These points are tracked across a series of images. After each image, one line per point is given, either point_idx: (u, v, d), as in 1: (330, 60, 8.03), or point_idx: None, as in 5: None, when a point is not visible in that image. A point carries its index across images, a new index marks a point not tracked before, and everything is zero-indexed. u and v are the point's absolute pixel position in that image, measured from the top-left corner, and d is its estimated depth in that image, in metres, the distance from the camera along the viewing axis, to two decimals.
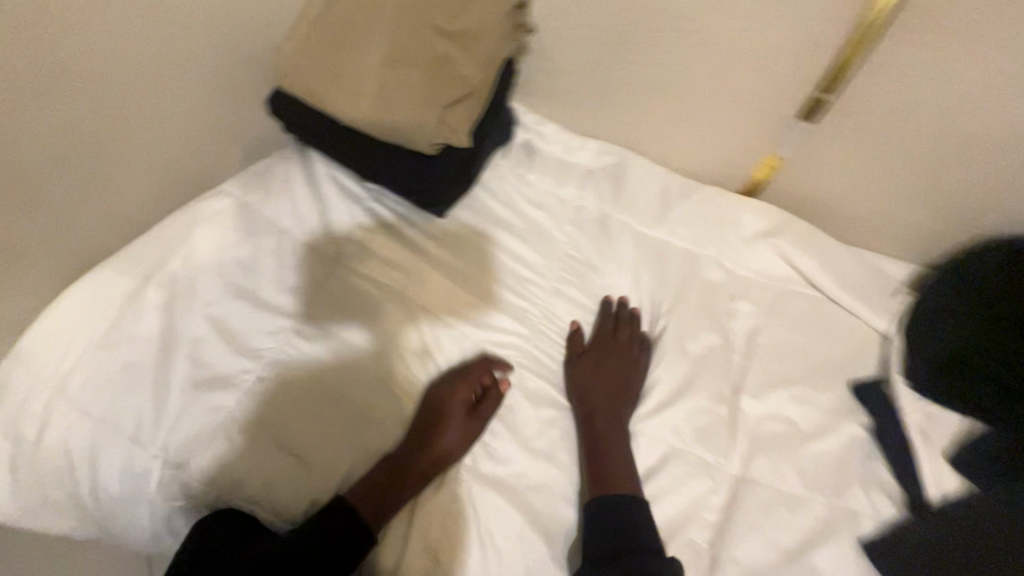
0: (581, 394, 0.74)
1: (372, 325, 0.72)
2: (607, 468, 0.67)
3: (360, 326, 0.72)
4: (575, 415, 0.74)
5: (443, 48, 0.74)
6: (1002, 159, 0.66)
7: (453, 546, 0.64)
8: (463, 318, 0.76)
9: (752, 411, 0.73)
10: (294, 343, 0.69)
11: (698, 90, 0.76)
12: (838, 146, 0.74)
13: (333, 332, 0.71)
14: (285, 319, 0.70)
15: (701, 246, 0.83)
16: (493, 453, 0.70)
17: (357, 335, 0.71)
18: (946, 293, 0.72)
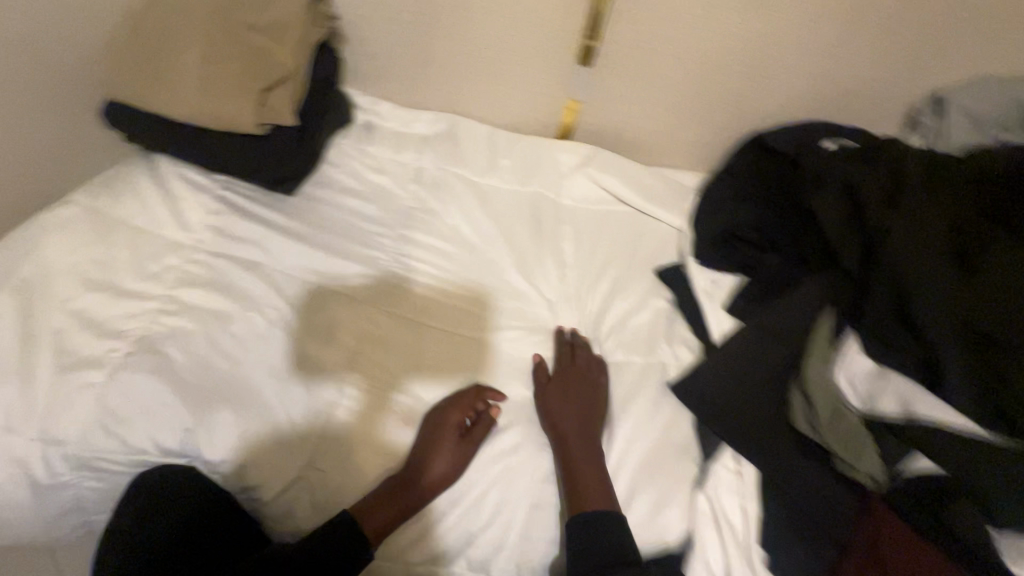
0: (554, 422, 0.72)
1: (230, 291, 0.77)
2: (582, 484, 0.66)
3: (219, 294, 0.76)
4: (551, 446, 0.71)
5: (257, 40, 0.81)
6: (719, 76, 0.92)
7: (397, 529, 0.67)
8: (387, 330, 0.76)
9: (579, 307, 0.85)
10: (158, 318, 0.73)
11: (496, 53, 0.94)
12: (615, 83, 0.95)
13: (195, 305, 0.75)
14: (147, 300, 0.74)
15: (528, 183, 0.97)
16: (477, 482, 0.68)
17: (220, 304, 0.75)
18: (718, 186, 0.93)
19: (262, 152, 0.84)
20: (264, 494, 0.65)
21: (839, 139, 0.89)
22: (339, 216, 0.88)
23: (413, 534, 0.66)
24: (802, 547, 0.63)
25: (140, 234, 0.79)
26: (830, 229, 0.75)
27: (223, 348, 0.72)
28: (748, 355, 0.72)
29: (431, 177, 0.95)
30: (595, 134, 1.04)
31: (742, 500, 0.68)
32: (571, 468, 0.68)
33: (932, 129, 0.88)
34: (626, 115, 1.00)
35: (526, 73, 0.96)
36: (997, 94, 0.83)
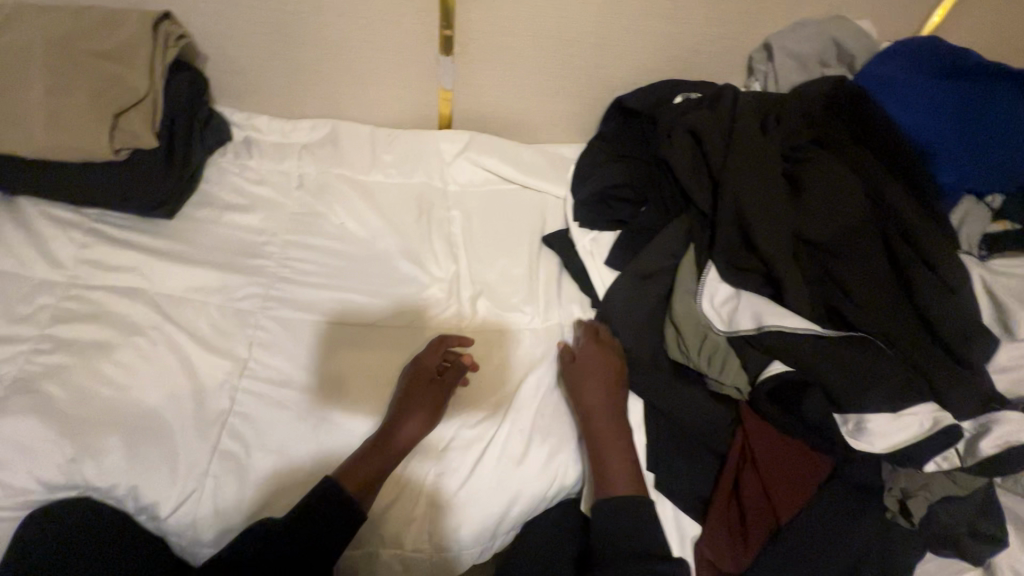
0: (588, 406, 0.72)
1: (110, 323, 0.75)
2: (612, 460, 0.68)
3: (97, 327, 0.75)
4: (583, 426, 0.71)
5: (105, 66, 0.80)
6: (575, 51, 0.97)
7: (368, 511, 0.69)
8: (293, 337, 0.78)
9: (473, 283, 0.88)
10: (34, 359, 0.71)
11: (361, 54, 0.95)
12: (482, 69, 0.99)
13: (73, 341, 0.73)
14: (20, 343, 0.72)
15: (413, 174, 0.99)
16: (462, 454, 0.71)
17: (99, 336, 0.74)
18: (592, 152, 0.97)
19: (128, 179, 0.82)
20: (163, 510, 0.65)
21: (688, 94, 0.96)
22: (222, 232, 0.88)
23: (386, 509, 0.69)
24: (682, 463, 0.70)
25: (6, 279, 0.77)
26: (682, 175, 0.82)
27: (107, 377, 0.71)
28: (623, 301, 0.78)
29: (314, 181, 0.95)
30: (474, 119, 1.07)
31: (628, 433, 0.73)
32: (597, 442, 0.69)
33: (767, 73, 0.96)
34: (499, 97, 1.03)
35: (394, 69, 0.98)
36: (812, 35, 0.92)
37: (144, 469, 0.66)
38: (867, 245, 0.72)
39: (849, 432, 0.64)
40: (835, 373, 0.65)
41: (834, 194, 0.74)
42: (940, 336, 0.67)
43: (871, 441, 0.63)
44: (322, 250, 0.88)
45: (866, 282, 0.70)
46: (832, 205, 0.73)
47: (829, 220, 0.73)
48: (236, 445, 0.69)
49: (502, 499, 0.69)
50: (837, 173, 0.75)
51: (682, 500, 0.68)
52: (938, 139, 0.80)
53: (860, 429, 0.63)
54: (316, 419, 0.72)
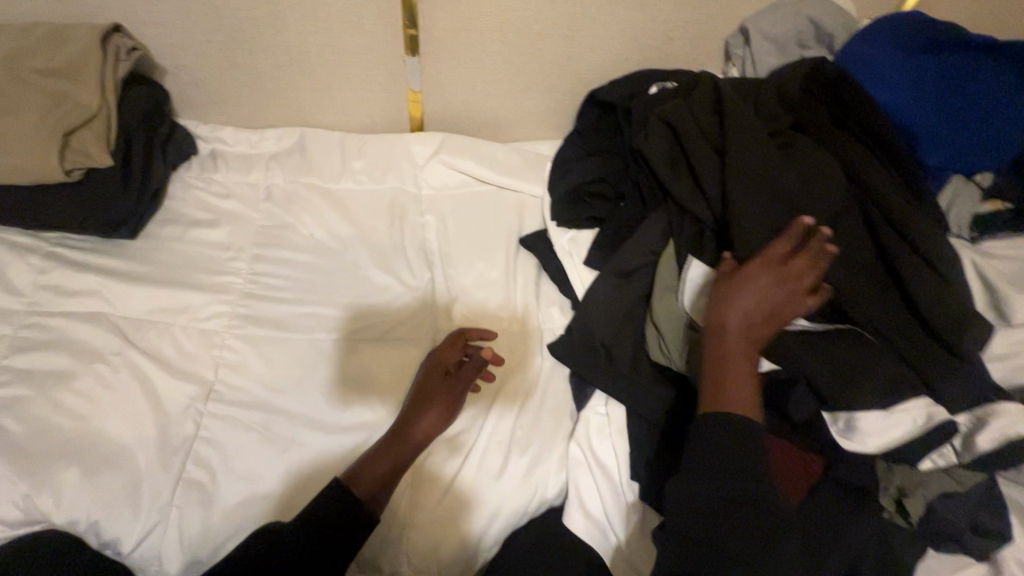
0: (728, 318, 0.62)
1: (70, 351, 0.72)
2: (726, 390, 0.60)
3: (57, 356, 0.72)
4: (710, 340, 0.62)
5: (53, 84, 0.78)
6: (545, 45, 0.94)
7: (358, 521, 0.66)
8: (264, 352, 0.75)
9: (449, 290, 0.85)
10: None
11: (323, 59, 0.92)
12: (450, 68, 0.95)
13: (31, 372, 0.70)
14: None
15: (385, 180, 0.96)
16: (460, 447, 0.70)
17: (59, 365, 0.71)
18: (567, 149, 0.95)
19: (84, 199, 0.79)
20: (127, 545, 0.63)
21: (663, 83, 0.93)
22: (187, 250, 0.85)
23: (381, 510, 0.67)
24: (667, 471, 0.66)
25: None
26: (658, 166, 0.79)
27: (68, 408, 0.68)
28: (601, 302, 0.75)
29: (283, 192, 0.92)
30: (447, 120, 1.04)
31: (610, 440, 0.70)
32: (721, 366, 0.61)
33: (744, 59, 0.93)
34: (470, 97, 1.00)
35: (360, 72, 0.95)
36: (788, 17, 0.89)
37: (105, 503, 0.63)
38: (848, 232, 0.69)
39: (839, 432, 0.62)
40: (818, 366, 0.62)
41: (812, 179, 0.71)
42: (929, 323, 0.63)
43: (862, 440, 0.61)
44: (290, 264, 0.85)
45: (849, 269, 0.67)
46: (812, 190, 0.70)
47: (809, 206, 0.70)
48: (202, 473, 0.66)
49: (479, 516, 0.67)
50: (815, 158, 0.73)
51: None
52: (919, 118, 0.77)
53: (850, 428, 0.61)
54: (285, 440, 0.69)
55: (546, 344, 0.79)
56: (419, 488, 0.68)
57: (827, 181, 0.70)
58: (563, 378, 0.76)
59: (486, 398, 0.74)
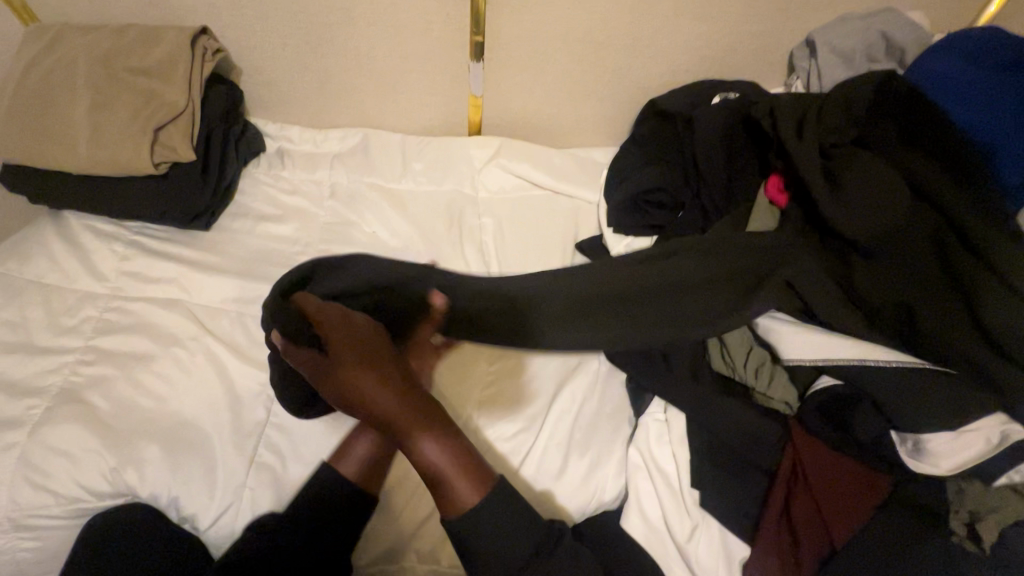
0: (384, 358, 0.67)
1: (150, 334, 0.76)
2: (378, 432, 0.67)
3: (138, 339, 0.76)
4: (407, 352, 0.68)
5: (144, 82, 0.82)
6: (607, 54, 0.95)
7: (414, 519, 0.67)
8: None
9: None
10: (78, 370, 0.73)
11: (390, 63, 0.95)
12: (512, 75, 0.97)
13: (116, 353, 0.74)
14: (64, 354, 0.74)
15: (443, 182, 0.98)
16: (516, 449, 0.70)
17: (139, 347, 0.75)
18: (624, 157, 0.96)
19: (167, 191, 0.84)
20: (203, 524, 0.66)
21: (725, 94, 0.94)
22: (256, 243, 0.88)
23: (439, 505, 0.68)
24: (730, 483, 0.66)
25: (52, 291, 0.78)
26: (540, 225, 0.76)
27: (149, 389, 0.72)
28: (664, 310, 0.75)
29: (346, 191, 0.95)
30: (504, 126, 1.06)
31: (671, 448, 0.70)
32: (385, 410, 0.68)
33: (809, 71, 0.92)
34: (529, 103, 1.02)
35: (423, 77, 0.97)
36: (858, 30, 0.88)
37: (184, 482, 0.66)
38: (921, 251, 0.67)
39: (907, 451, 0.62)
40: (886, 391, 0.62)
41: (886, 195, 0.69)
42: (1002, 343, 0.60)
43: (936, 462, 0.60)
44: None
45: (918, 286, 0.66)
46: (884, 207, 0.69)
47: (882, 223, 0.68)
48: (272, 457, 0.69)
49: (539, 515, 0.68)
50: (887, 172, 0.71)
51: (732, 521, 0.64)
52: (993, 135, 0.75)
53: (919, 449, 0.61)
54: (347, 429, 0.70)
55: (601, 349, 0.79)
56: None
57: (899, 197, 0.69)
58: (619, 385, 0.76)
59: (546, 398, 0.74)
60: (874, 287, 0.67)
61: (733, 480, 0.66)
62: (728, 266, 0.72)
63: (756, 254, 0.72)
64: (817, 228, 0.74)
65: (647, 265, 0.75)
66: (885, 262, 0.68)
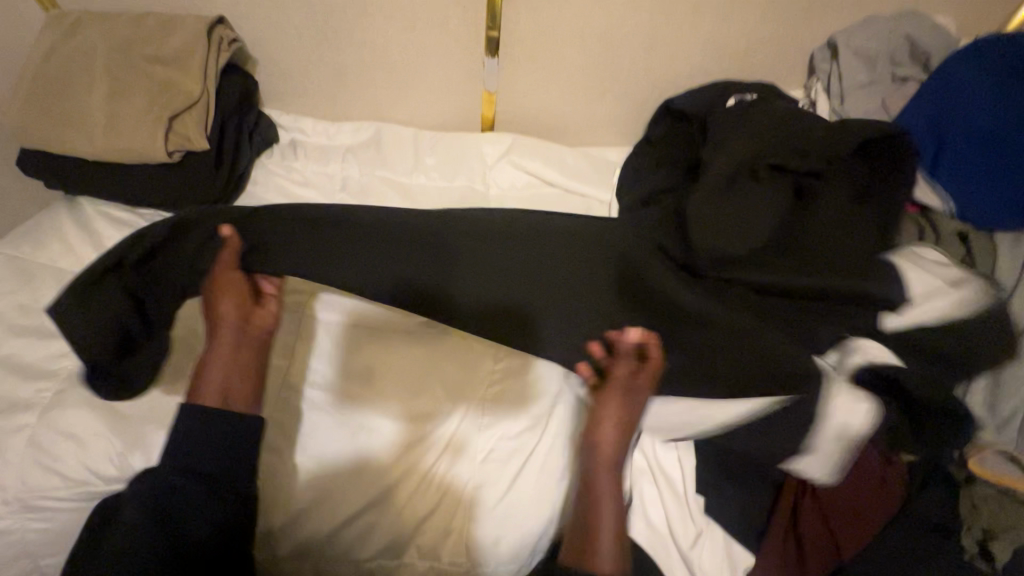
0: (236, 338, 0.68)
1: None
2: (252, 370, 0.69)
3: None
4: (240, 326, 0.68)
5: (160, 71, 0.82)
6: (624, 52, 0.94)
7: (417, 516, 0.66)
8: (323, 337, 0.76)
9: None
10: None
11: (405, 57, 0.95)
12: (527, 71, 0.97)
13: None
14: None
15: (454, 177, 0.98)
16: (519, 447, 0.70)
17: None
18: (639, 157, 0.96)
19: (180, 179, 0.84)
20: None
21: (742, 95, 0.92)
22: None
23: (443, 502, 0.67)
24: (738, 491, 0.65)
25: (65, 276, 0.79)
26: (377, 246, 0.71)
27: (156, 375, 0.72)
28: None
29: (357, 183, 0.95)
30: (517, 122, 1.05)
31: (678, 451, 0.68)
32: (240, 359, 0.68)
33: (830, 74, 0.90)
34: (543, 99, 1.01)
35: (437, 71, 0.97)
36: (882, 32, 0.86)
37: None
38: (810, 254, 0.70)
39: (836, 430, 0.62)
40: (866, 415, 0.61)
41: (749, 214, 0.72)
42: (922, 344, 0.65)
43: (863, 420, 0.61)
44: None
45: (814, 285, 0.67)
46: (742, 228, 0.71)
47: (757, 236, 0.71)
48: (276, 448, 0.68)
49: (543, 516, 0.67)
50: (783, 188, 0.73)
51: (739, 529, 0.64)
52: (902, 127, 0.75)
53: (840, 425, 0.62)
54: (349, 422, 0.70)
55: None
56: (482, 484, 0.68)
57: (771, 212, 0.71)
58: None
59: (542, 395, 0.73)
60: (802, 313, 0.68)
61: (740, 487, 0.65)
62: (607, 273, 0.71)
63: (620, 266, 0.72)
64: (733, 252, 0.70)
65: (538, 286, 0.70)
66: (770, 269, 0.69)
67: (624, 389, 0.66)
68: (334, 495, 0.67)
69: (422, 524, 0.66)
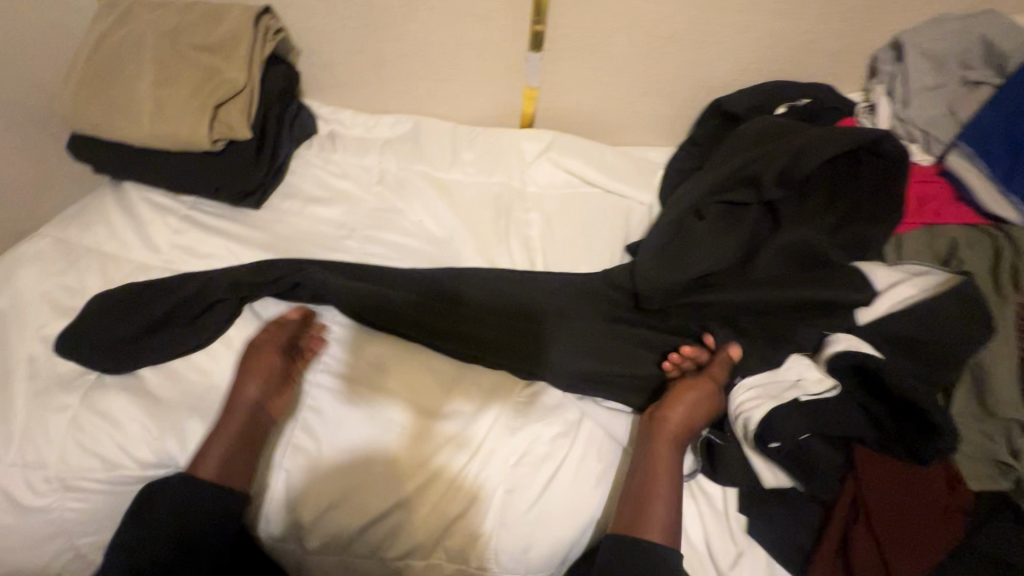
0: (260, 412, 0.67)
1: None
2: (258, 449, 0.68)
3: None
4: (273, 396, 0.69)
5: (206, 59, 0.83)
6: (672, 48, 0.91)
7: (449, 518, 0.65)
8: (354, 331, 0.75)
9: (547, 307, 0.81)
10: None
11: (447, 50, 0.93)
12: (571, 67, 0.94)
13: None
14: None
15: (492, 174, 0.96)
16: (549, 452, 0.68)
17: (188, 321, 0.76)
18: (684, 159, 0.93)
19: (222, 167, 0.85)
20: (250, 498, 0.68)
21: (791, 103, 0.88)
22: (304, 223, 0.88)
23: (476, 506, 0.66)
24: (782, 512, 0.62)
25: (108, 260, 0.80)
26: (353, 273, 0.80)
27: (194, 361, 0.72)
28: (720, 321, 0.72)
29: (394, 176, 0.94)
30: (557, 118, 1.03)
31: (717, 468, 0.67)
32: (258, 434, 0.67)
33: (894, 76, 0.86)
34: (585, 96, 0.99)
35: (479, 64, 0.95)
36: (953, 33, 0.81)
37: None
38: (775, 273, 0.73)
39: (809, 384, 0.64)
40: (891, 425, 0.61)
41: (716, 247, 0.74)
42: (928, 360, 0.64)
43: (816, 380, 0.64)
44: (395, 250, 0.86)
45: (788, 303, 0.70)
46: (694, 256, 0.73)
47: (721, 260, 0.73)
48: (306, 440, 0.68)
49: (571, 525, 0.65)
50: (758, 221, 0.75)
51: (782, 551, 0.62)
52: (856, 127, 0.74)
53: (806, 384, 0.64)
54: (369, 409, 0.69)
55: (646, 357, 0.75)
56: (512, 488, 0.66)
57: (733, 238, 0.74)
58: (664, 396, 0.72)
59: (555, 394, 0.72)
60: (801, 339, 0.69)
61: (787, 509, 0.63)
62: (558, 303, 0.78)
63: (560, 296, 0.79)
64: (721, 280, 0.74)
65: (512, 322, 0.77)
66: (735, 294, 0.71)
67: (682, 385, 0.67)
68: (360, 492, 0.66)
69: (453, 526, 0.65)
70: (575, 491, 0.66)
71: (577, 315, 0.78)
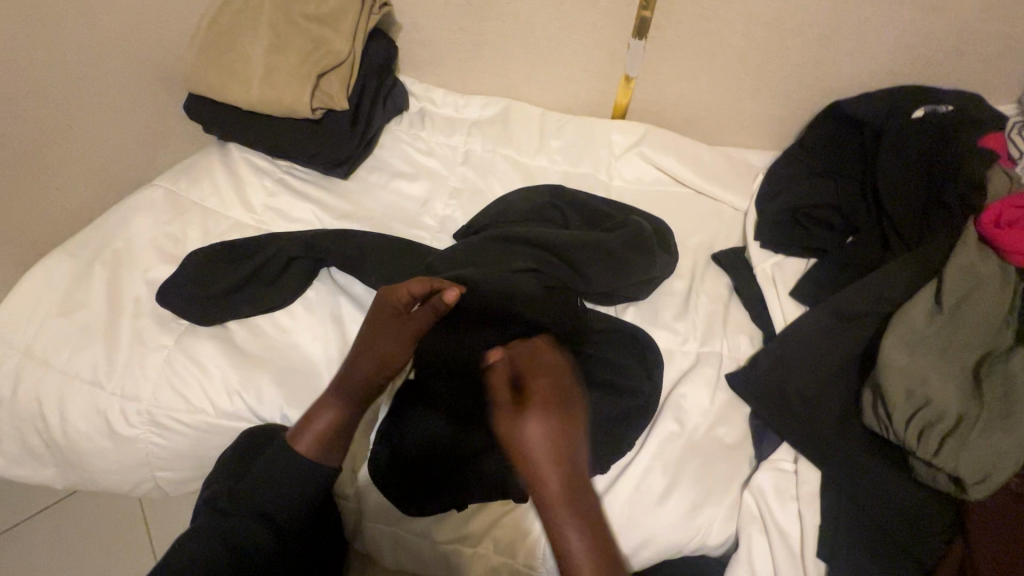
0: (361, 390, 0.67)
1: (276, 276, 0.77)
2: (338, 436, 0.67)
3: (258, 283, 0.77)
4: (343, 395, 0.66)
5: (316, 29, 0.86)
6: (790, 43, 0.84)
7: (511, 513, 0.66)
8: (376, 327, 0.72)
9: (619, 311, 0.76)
10: (219, 308, 0.75)
11: (546, 31, 0.90)
12: (675, 56, 0.89)
13: (243, 288, 0.77)
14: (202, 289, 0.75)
15: (577, 164, 0.92)
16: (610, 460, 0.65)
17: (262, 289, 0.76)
18: (789, 164, 0.86)
19: (318, 135, 0.87)
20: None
21: (933, 106, 0.80)
22: (387, 198, 0.89)
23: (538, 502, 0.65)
24: (866, 563, 0.58)
25: (210, 214, 0.85)
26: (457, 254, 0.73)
27: (277, 321, 0.76)
28: (811, 338, 0.67)
29: (479, 158, 0.93)
30: (653, 112, 0.98)
31: (798, 504, 0.63)
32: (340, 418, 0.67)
33: None
34: (688, 89, 0.93)
35: (578, 49, 0.91)
36: None
37: (299, 404, 0.71)
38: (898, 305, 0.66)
39: None
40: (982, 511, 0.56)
41: (867, 282, 0.68)
42: None
43: None
44: None
45: (901, 343, 0.60)
46: (845, 291, 0.68)
47: (865, 292, 0.67)
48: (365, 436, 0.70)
49: (628, 539, 0.63)
50: (898, 266, 0.68)
51: None
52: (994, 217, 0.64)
53: None
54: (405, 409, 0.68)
55: (726, 372, 0.71)
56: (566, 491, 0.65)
57: (875, 279, 0.68)
58: (743, 416, 0.68)
59: (599, 409, 0.65)
60: (945, 392, 0.57)
61: (875, 564, 0.59)
62: (609, 279, 0.73)
63: (598, 261, 0.73)
64: (853, 316, 0.67)
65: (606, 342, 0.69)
66: (838, 323, 0.67)
67: (539, 403, 0.53)
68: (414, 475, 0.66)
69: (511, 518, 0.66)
70: (635, 505, 0.63)
71: (622, 291, 0.74)
